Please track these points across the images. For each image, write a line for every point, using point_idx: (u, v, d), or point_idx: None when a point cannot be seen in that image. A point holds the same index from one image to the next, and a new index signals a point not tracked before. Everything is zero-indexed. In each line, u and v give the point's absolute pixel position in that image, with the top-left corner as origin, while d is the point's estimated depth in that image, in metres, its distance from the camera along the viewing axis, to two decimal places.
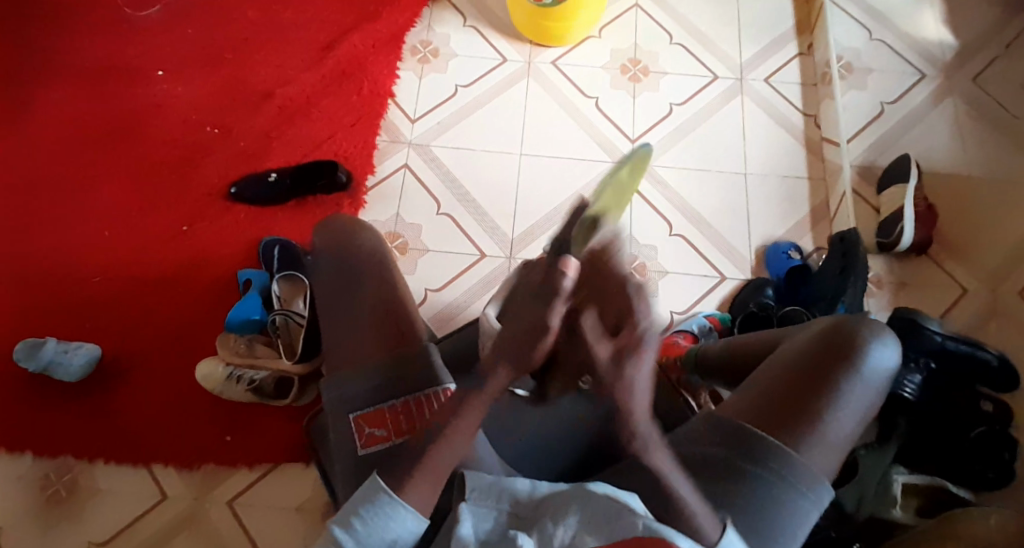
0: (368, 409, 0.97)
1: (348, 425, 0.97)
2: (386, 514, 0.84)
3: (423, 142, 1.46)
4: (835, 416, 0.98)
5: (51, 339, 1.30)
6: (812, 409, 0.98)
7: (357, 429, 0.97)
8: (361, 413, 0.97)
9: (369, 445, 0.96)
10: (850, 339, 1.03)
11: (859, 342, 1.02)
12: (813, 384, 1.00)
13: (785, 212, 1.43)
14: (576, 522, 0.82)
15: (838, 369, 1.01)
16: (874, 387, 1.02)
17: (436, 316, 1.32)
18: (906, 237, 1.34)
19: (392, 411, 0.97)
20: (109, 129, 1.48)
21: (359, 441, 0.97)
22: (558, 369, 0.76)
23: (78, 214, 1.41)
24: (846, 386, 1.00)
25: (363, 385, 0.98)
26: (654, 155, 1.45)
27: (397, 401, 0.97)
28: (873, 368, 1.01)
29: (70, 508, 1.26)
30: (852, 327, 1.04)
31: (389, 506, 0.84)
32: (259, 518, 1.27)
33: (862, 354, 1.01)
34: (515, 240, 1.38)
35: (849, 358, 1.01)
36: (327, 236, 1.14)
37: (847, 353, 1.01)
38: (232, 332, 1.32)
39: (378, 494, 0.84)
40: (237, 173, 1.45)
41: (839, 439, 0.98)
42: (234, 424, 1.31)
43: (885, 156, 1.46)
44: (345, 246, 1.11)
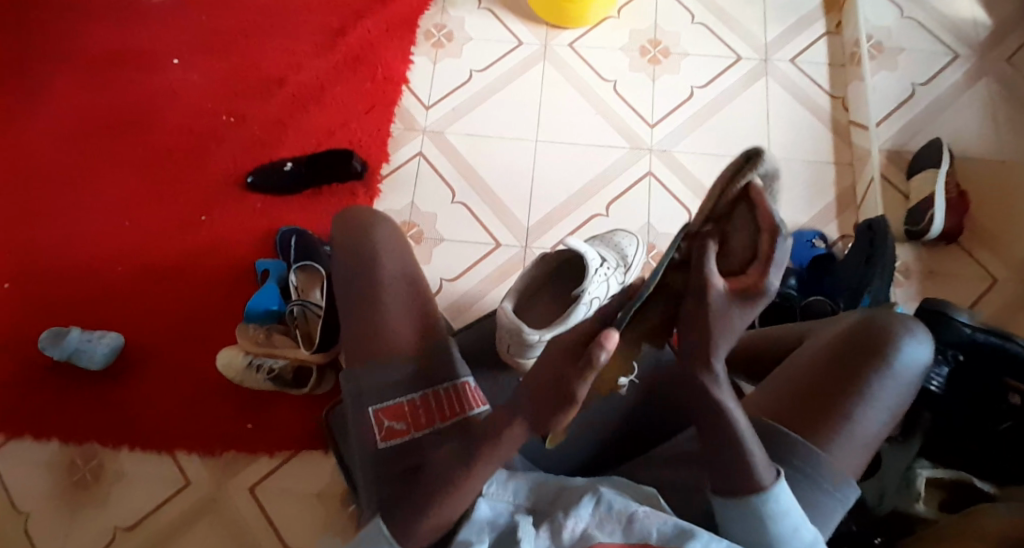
0: (388, 403, 0.97)
1: (367, 418, 0.96)
2: None
3: (437, 129, 1.44)
4: (862, 414, 0.96)
5: (74, 329, 1.33)
6: (838, 408, 0.96)
7: (376, 422, 0.96)
8: (381, 407, 0.97)
9: (389, 438, 0.95)
10: (879, 334, 0.99)
11: (888, 337, 0.99)
12: (840, 381, 0.97)
13: (809, 199, 1.39)
14: (589, 514, 0.81)
15: (866, 366, 0.98)
16: (904, 383, 0.99)
17: (450, 306, 1.32)
18: (935, 226, 1.30)
19: (411, 405, 0.97)
20: (127, 118, 1.48)
21: (378, 434, 0.96)
22: (555, 400, 0.73)
23: (99, 204, 1.43)
24: (875, 382, 0.97)
25: (380, 382, 0.98)
26: (673, 141, 1.42)
27: (416, 394, 0.98)
28: (904, 363, 0.98)
29: (96, 494, 1.29)
30: (880, 321, 1.01)
31: None
32: (279, 505, 1.29)
33: (894, 349, 0.98)
34: (530, 229, 1.36)
35: (878, 353, 0.98)
36: (343, 226, 1.13)
37: (874, 349, 0.98)
38: (250, 322, 1.34)
39: (379, 541, 0.83)
40: (252, 162, 1.45)
41: (867, 438, 0.96)
42: (254, 413, 1.33)
43: (915, 140, 1.41)
44: (360, 235, 1.09)
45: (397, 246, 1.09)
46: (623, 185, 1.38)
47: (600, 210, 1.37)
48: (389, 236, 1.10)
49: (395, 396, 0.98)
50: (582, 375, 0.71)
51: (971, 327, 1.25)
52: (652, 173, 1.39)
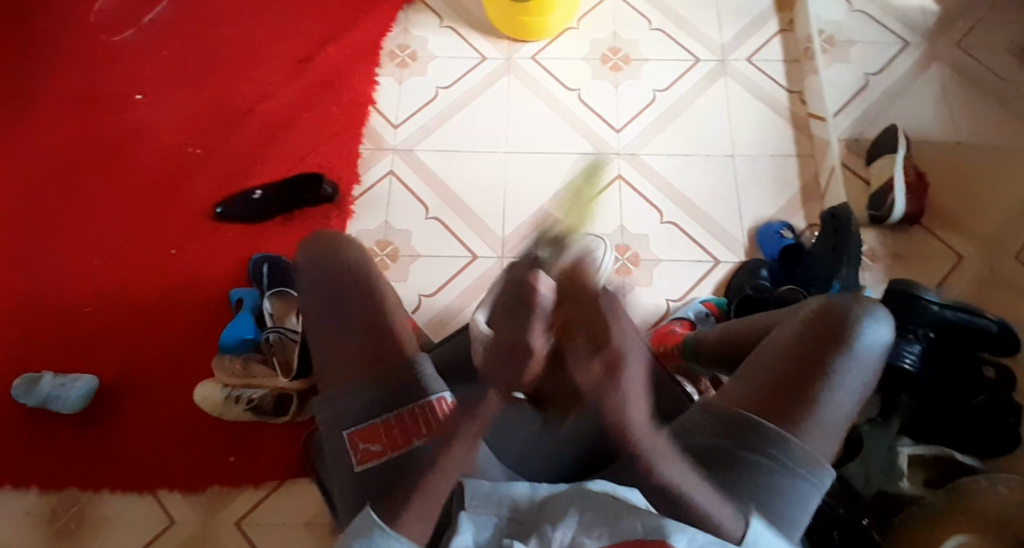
0: (363, 424, 0.97)
1: (343, 442, 0.97)
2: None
3: (407, 147, 1.44)
4: (831, 399, 0.98)
5: (47, 372, 1.30)
6: (807, 395, 0.98)
7: (351, 445, 0.96)
8: (355, 429, 0.97)
9: (365, 461, 0.95)
10: (839, 321, 1.02)
11: (848, 322, 1.02)
12: (806, 368, 0.99)
13: (775, 192, 1.42)
14: (574, 525, 0.80)
15: (830, 351, 1.00)
16: (868, 365, 1.01)
17: (431, 323, 1.31)
18: (898, 209, 1.34)
19: (386, 425, 0.96)
20: (90, 155, 1.46)
21: (354, 458, 0.96)
22: (512, 359, 0.66)
23: (65, 245, 1.40)
24: (840, 367, 0.99)
25: (358, 404, 0.98)
26: (641, 144, 1.44)
27: (388, 414, 0.96)
28: (865, 346, 1.01)
29: (79, 540, 1.25)
30: (840, 307, 1.03)
31: (381, 538, 0.84)
32: (267, 537, 1.27)
33: (855, 334, 1.01)
34: (505, 240, 1.37)
35: (841, 338, 1.01)
36: (309, 251, 1.13)
37: (836, 335, 1.01)
38: (228, 352, 1.31)
39: (372, 529, 0.84)
40: (221, 192, 1.43)
41: (837, 423, 0.98)
42: (236, 445, 1.31)
43: (873, 129, 1.44)
44: (327, 254, 1.10)
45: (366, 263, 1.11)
46: (594, 190, 1.40)
47: None
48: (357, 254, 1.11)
49: (373, 411, 0.97)
50: (530, 321, 0.65)
51: (938, 304, 1.29)
52: (622, 176, 1.42)
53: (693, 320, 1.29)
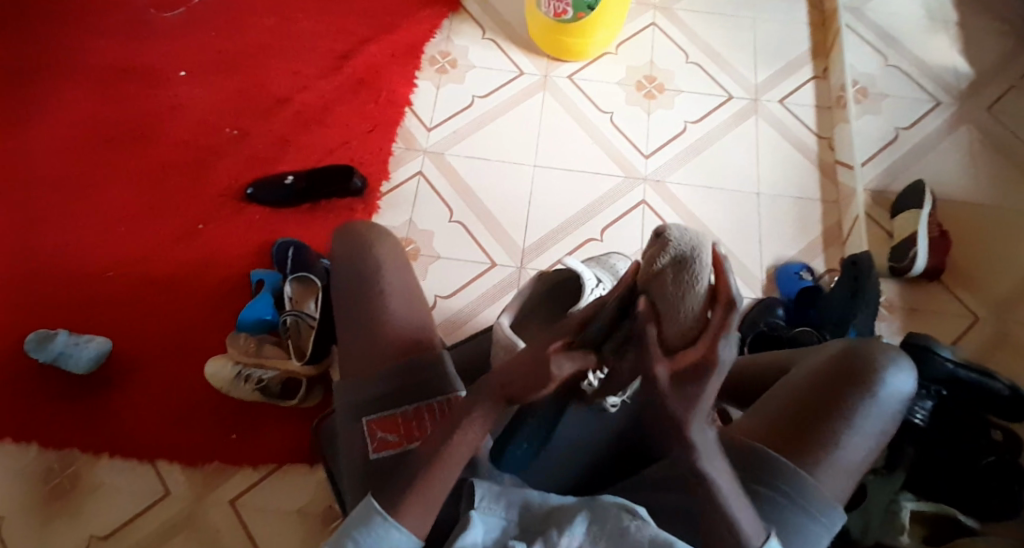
0: (383, 414, 0.98)
1: (361, 429, 0.98)
2: (379, 536, 0.81)
3: (438, 150, 1.47)
4: (846, 440, 0.97)
5: (61, 332, 1.32)
6: (825, 433, 0.97)
7: (370, 432, 0.98)
8: (376, 418, 0.98)
9: (379, 450, 0.96)
10: (864, 362, 1.01)
11: (873, 365, 1.01)
12: (825, 407, 0.99)
13: (796, 234, 1.43)
14: (581, 533, 0.81)
15: (852, 393, 0.99)
16: (888, 412, 1.00)
17: (445, 323, 1.33)
18: (918, 263, 1.35)
19: (405, 417, 0.97)
20: (129, 128, 1.50)
21: (370, 445, 0.97)
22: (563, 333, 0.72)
23: (94, 211, 1.44)
24: (859, 411, 0.98)
25: (378, 392, 0.99)
26: (667, 171, 1.46)
27: (410, 405, 0.98)
28: (888, 393, 1.00)
29: (74, 500, 1.28)
30: (867, 351, 1.03)
31: (380, 525, 0.81)
32: (260, 520, 1.28)
33: (876, 378, 1.00)
34: (526, 251, 1.38)
35: (864, 381, 1.00)
36: (344, 241, 1.15)
37: (861, 377, 1.00)
38: (242, 331, 1.35)
39: (371, 516, 0.81)
40: (253, 176, 1.47)
41: (851, 466, 0.97)
42: (239, 424, 1.33)
43: (898, 181, 1.46)
44: (359, 249, 1.12)
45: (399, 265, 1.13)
46: (616, 213, 1.42)
47: (594, 235, 1.39)
48: (389, 253, 1.12)
49: (392, 399, 0.98)
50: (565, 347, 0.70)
51: (953, 362, 1.28)
52: (646, 201, 1.43)
53: None
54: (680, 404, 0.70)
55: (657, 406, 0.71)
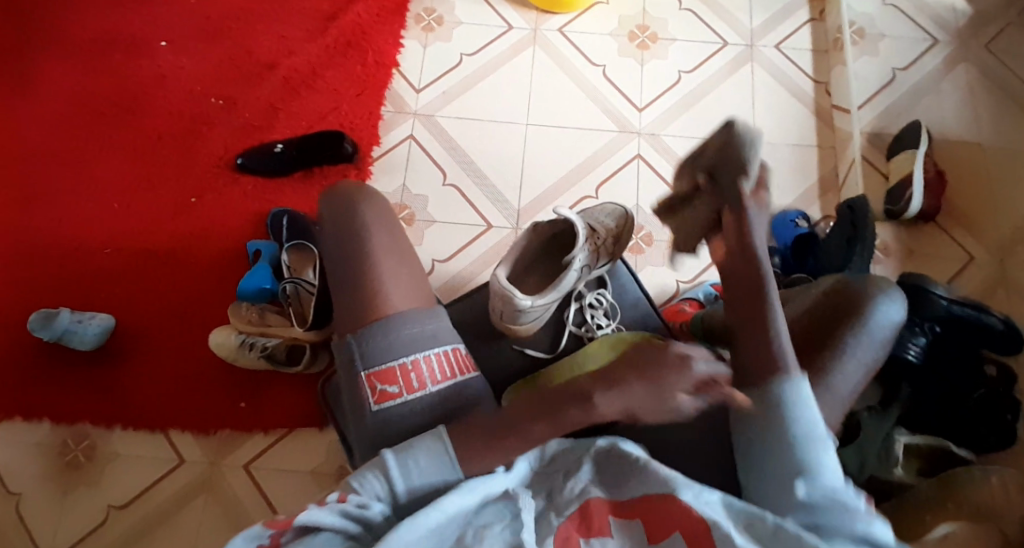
0: (380, 367, 1.00)
1: (360, 381, 1.00)
2: (436, 460, 0.88)
3: (428, 112, 1.45)
4: (841, 369, 0.98)
5: (63, 309, 1.33)
6: (821, 367, 0.98)
7: (369, 385, 1.00)
8: (373, 371, 1.00)
9: (381, 402, 0.99)
10: (855, 294, 1.02)
11: (865, 296, 1.01)
12: (820, 340, 1.00)
13: (792, 181, 1.42)
14: (588, 474, 0.88)
15: (844, 324, 1.00)
16: (880, 341, 1.00)
17: (444, 286, 1.34)
18: (914, 206, 1.35)
19: (403, 368, 1.00)
20: (113, 98, 1.48)
21: (371, 398, 0.99)
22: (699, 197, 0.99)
23: (85, 186, 1.43)
24: (852, 340, 0.99)
25: (376, 345, 1.00)
26: (662, 124, 1.44)
27: (408, 358, 1.00)
28: (879, 324, 1.00)
29: (89, 473, 1.31)
30: (858, 285, 1.03)
31: (439, 452, 0.89)
32: (275, 480, 1.32)
33: (870, 309, 1.01)
34: (522, 211, 1.38)
35: (857, 312, 1.00)
36: (331, 203, 1.13)
37: (851, 310, 1.01)
38: (243, 301, 1.35)
39: (434, 439, 0.89)
40: (241, 145, 1.45)
41: (846, 393, 0.98)
42: (246, 391, 1.35)
43: (897, 123, 1.45)
44: (346, 211, 1.10)
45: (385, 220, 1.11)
46: (613, 166, 1.41)
47: (590, 192, 1.39)
48: (375, 210, 1.10)
49: (389, 352, 1.00)
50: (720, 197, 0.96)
51: (948, 299, 1.29)
52: (641, 155, 1.42)
53: (701, 300, 1.33)
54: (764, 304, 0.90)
55: (755, 298, 0.91)
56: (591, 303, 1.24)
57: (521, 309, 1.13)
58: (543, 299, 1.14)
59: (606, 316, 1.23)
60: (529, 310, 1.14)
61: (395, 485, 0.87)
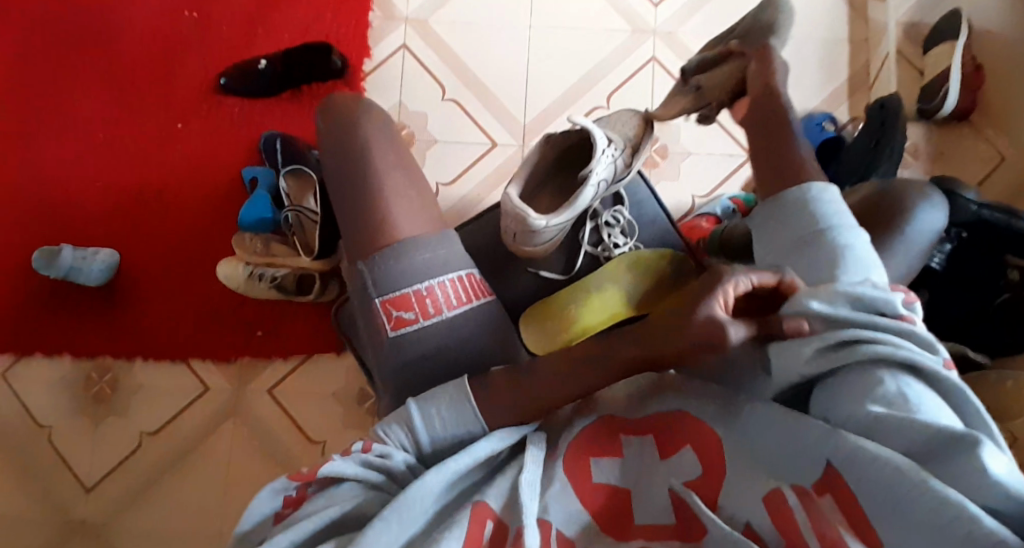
0: (395, 293, 0.96)
1: (374, 308, 0.96)
2: (461, 417, 0.85)
3: (421, 18, 1.34)
4: None
5: (66, 246, 1.30)
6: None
7: (383, 312, 0.96)
8: (388, 297, 0.96)
9: (397, 328, 0.96)
10: (892, 204, 0.97)
11: (903, 206, 0.96)
12: None
13: (818, 80, 1.32)
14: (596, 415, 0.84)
15: (879, 235, 0.96)
16: (914, 249, 0.97)
17: (450, 210, 1.28)
18: (949, 103, 1.25)
19: (418, 295, 0.96)
20: (89, 21, 1.41)
21: (388, 324, 0.96)
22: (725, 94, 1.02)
23: (72, 116, 1.38)
24: (886, 255, 0.95)
25: (389, 271, 0.96)
26: (680, 20, 1.32)
27: (422, 284, 0.96)
28: (920, 231, 0.96)
29: (116, 405, 1.33)
30: (898, 191, 0.98)
31: (464, 408, 0.85)
32: (298, 404, 1.34)
33: (908, 217, 0.96)
34: (528, 127, 1.30)
35: (893, 224, 0.96)
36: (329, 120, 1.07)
37: (891, 216, 0.96)
38: (247, 231, 1.32)
39: (461, 393, 0.86)
40: (224, 64, 1.38)
41: None
42: (262, 320, 1.36)
43: (935, 11, 1.33)
44: (349, 126, 1.04)
45: (388, 133, 1.06)
46: (623, 75, 1.31)
47: (601, 102, 1.30)
48: (378, 124, 1.05)
49: (404, 278, 0.96)
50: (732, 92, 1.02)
51: (978, 203, 1.24)
52: (656, 58, 1.31)
53: (718, 216, 1.27)
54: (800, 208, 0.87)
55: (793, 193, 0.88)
56: (608, 222, 1.17)
57: (536, 229, 1.03)
58: (559, 217, 1.02)
59: (622, 234, 1.18)
60: (544, 230, 1.03)
61: (420, 435, 0.84)
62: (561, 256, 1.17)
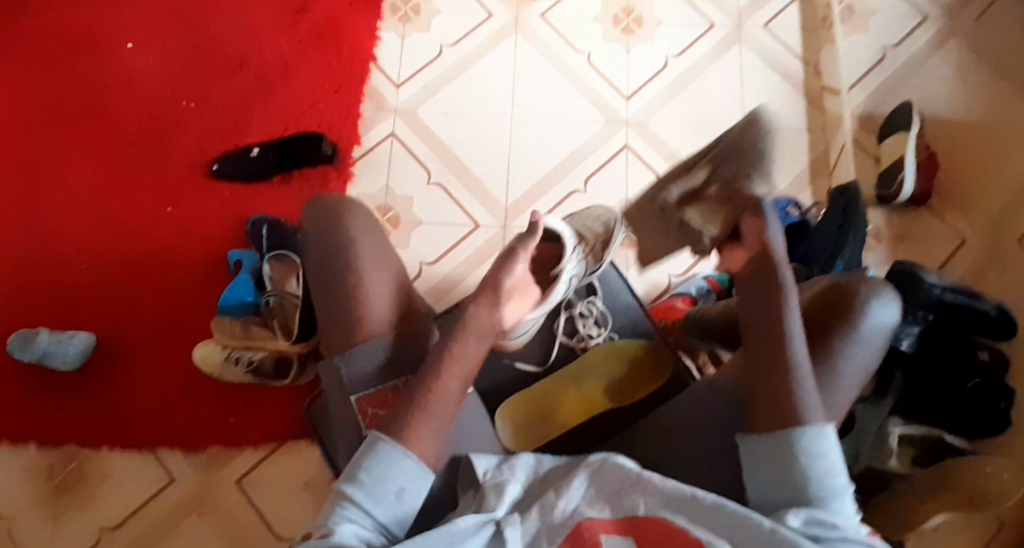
0: (370, 390, 0.95)
1: (350, 405, 0.95)
2: (392, 460, 0.82)
3: (410, 107, 1.40)
4: (831, 382, 0.93)
5: (43, 330, 1.29)
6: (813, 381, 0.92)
7: (360, 410, 0.95)
8: (363, 395, 0.95)
9: (371, 426, 0.95)
10: (844, 297, 0.95)
11: (854, 300, 0.94)
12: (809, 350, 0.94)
13: (785, 166, 1.39)
14: (580, 494, 0.84)
15: (835, 328, 0.94)
16: (871, 345, 0.94)
17: (432, 290, 1.31)
18: (906, 189, 1.32)
19: (393, 391, 0.95)
20: (78, 106, 1.42)
21: (362, 422, 0.95)
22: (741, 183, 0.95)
23: (57, 199, 1.38)
24: (842, 349, 0.93)
25: (367, 365, 0.95)
26: (650, 112, 1.40)
27: (398, 380, 0.95)
28: (872, 327, 0.94)
29: (80, 495, 1.28)
30: (851, 285, 0.96)
31: (393, 452, 0.83)
32: (269, 495, 1.30)
33: (861, 312, 0.94)
34: (510, 208, 1.34)
35: (845, 319, 0.94)
36: (312, 211, 1.03)
37: (846, 311, 0.94)
38: (226, 315, 1.31)
39: (378, 443, 0.83)
40: (216, 149, 1.40)
41: (840, 403, 0.94)
42: (236, 406, 1.33)
43: (887, 103, 1.42)
44: (330, 221, 1.00)
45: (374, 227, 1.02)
46: (602, 159, 1.37)
47: (578, 186, 1.36)
48: (365, 221, 1.01)
49: (382, 374, 0.95)
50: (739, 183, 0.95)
51: (940, 288, 1.28)
52: (629, 146, 1.38)
53: (694, 295, 1.33)
54: (776, 339, 0.88)
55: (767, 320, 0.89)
56: (581, 312, 1.22)
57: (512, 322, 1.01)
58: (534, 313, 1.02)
59: (596, 324, 1.23)
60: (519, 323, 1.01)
61: (362, 509, 0.81)
62: (538, 347, 1.21)
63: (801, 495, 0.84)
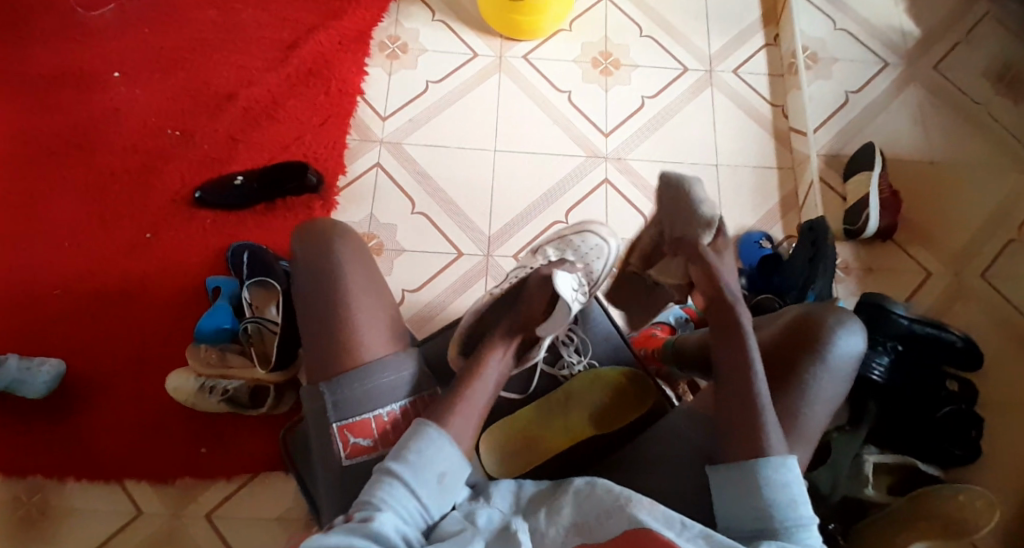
0: (354, 418, 0.93)
1: (332, 434, 0.93)
2: (435, 445, 0.87)
3: (395, 140, 1.44)
4: (808, 409, 0.94)
5: (12, 356, 1.26)
6: (788, 407, 0.94)
7: (341, 439, 0.93)
8: (346, 423, 0.93)
9: (353, 456, 0.93)
10: (815, 328, 0.97)
11: (824, 331, 0.96)
12: (784, 380, 0.96)
13: (757, 201, 1.44)
14: (569, 515, 0.84)
15: (807, 358, 0.95)
16: (843, 376, 0.96)
17: (415, 317, 1.32)
18: (872, 225, 1.38)
19: (379, 419, 0.93)
20: (62, 135, 1.42)
21: (343, 451, 0.93)
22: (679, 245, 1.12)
23: (35, 226, 1.37)
24: (815, 379, 0.95)
25: (352, 395, 0.93)
26: (628, 148, 1.45)
27: (383, 409, 0.93)
28: (844, 356, 0.95)
29: (42, 529, 1.23)
30: (822, 315, 0.98)
31: (437, 436, 0.87)
32: (239, 530, 1.24)
33: (832, 342, 0.95)
34: (491, 238, 1.37)
35: (817, 347, 0.95)
36: (302, 241, 1.01)
37: (817, 343, 0.96)
38: (202, 342, 1.28)
39: (426, 426, 0.88)
40: (200, 178, 1.41)
41: (817, 428, 0.95)
42: (209, 436, 1.28)
43: (851, 144, 1.49)
44: (319, 252, 0.99)
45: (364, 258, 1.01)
46: (581, 193, 1.41)
47: (560, 217, 1.39)
48: (355, 252, 1.00)
49: (365, 403, 0.93)
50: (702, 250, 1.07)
51: (908, 319, 1.30)
52: (609, 179, 1.42)
53: (672, 324, 1.34)
54: (744, 389, 0.91)
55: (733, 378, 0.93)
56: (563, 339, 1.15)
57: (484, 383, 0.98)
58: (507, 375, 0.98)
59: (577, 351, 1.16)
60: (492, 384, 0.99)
61: (407, 486, 0.84)
62: (518, 376, 1.14)
63: (766, 526, 0.86)
